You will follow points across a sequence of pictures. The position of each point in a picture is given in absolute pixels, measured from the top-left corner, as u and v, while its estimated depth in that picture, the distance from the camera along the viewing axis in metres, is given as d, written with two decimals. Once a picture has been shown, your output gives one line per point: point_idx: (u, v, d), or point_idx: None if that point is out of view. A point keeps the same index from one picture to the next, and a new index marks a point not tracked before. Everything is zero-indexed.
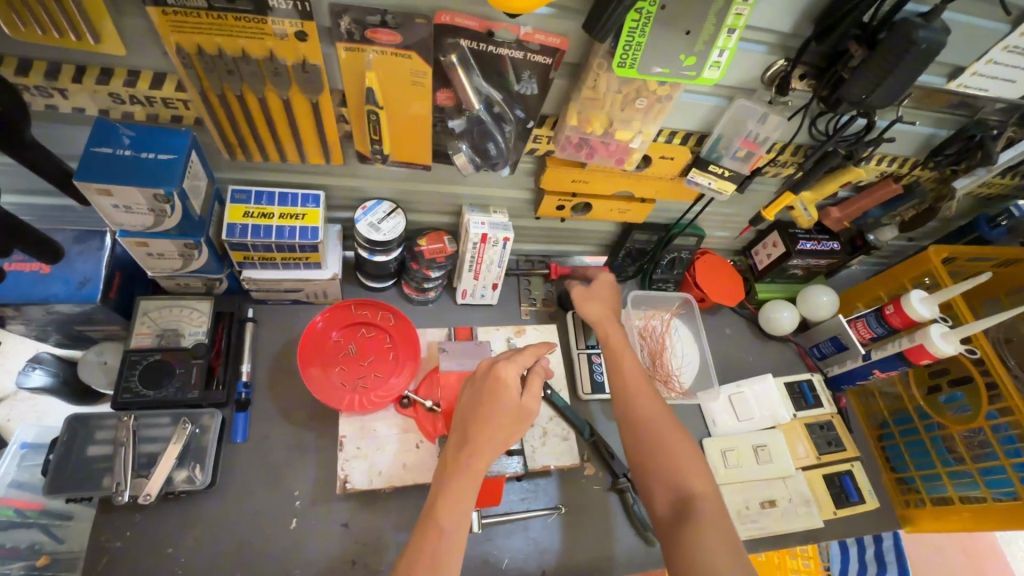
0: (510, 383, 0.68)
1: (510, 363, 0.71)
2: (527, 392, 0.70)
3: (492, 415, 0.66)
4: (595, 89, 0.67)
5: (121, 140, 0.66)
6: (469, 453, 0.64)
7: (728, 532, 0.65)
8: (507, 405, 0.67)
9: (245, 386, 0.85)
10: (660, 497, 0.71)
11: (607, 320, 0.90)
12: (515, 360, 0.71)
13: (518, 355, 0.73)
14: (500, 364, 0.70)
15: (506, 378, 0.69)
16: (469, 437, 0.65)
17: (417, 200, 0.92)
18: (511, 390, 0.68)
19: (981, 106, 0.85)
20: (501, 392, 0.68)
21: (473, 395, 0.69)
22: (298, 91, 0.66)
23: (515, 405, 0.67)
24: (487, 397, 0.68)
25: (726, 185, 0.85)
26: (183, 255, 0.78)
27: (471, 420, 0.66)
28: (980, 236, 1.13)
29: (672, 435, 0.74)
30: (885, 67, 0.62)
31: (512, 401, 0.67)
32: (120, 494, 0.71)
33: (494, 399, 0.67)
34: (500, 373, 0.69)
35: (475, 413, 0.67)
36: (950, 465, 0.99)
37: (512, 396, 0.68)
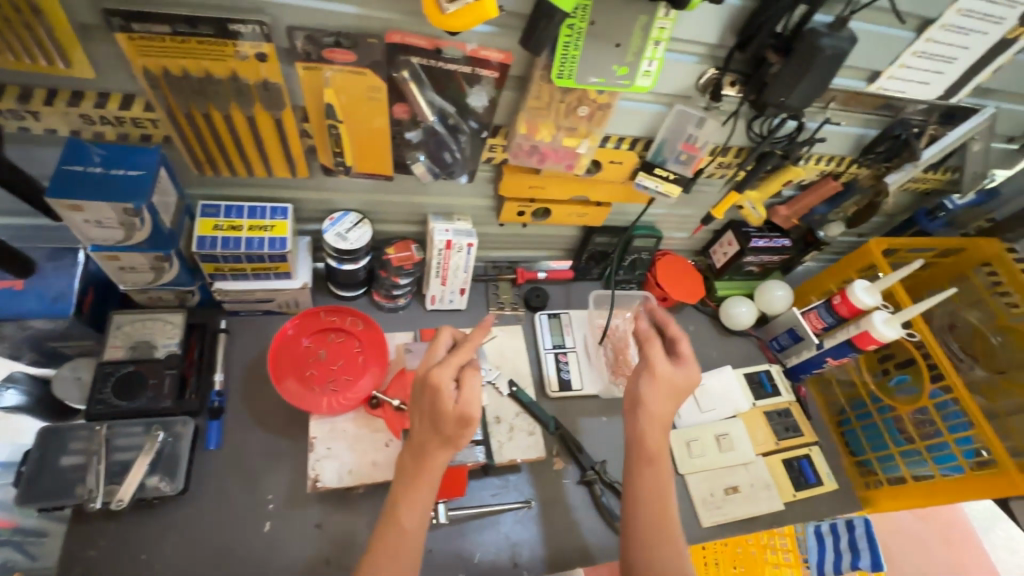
0: (444, 391, 0.67)
1: (443, 367, 0.69)
2: (465, 390, 0.68)
3: (435, 424, 0.68)
4: (539, 99, 0.72)
5: (92, 158, 0.69)
6: (424, 456, 0.68)
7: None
8: (448, 421, 0.67)
9: (219, 394, 0.87)
10: None
11: (663, 427, 0.77)
12: (449, 364, 0.70)
13: (450, 357, 0.71)
14: (433, 370, 0.69)
15: (439, 386, 0.67)
16: (421, 442, 0.69)
17: (384, 210, 0.96)
18: (446, 396, 0.67)
19: (902, 107, 0.93)
20: (438, 400, 0.67)
21: (418, 402, 0.70)
22: (262, 108, 0.70)
23: (452, 411, 0.67)
24: (430, 406, 0.68)
25: (672, 189, 0.91)
26: (154, 267, 0.80)
27: (422, 426, 0.69)
28: (922, 227, 1.22)
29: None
30: (799, 73, 0.68)
31: (450, 410, 0.67)
32: (93, 500, 0.73)
33: (433, 408, 0.68)
34: (431, 379, 0.68)
35: (424, 419, 0.69)
36: (902, 445, 1.05)
37: (447, 401, 0.67)
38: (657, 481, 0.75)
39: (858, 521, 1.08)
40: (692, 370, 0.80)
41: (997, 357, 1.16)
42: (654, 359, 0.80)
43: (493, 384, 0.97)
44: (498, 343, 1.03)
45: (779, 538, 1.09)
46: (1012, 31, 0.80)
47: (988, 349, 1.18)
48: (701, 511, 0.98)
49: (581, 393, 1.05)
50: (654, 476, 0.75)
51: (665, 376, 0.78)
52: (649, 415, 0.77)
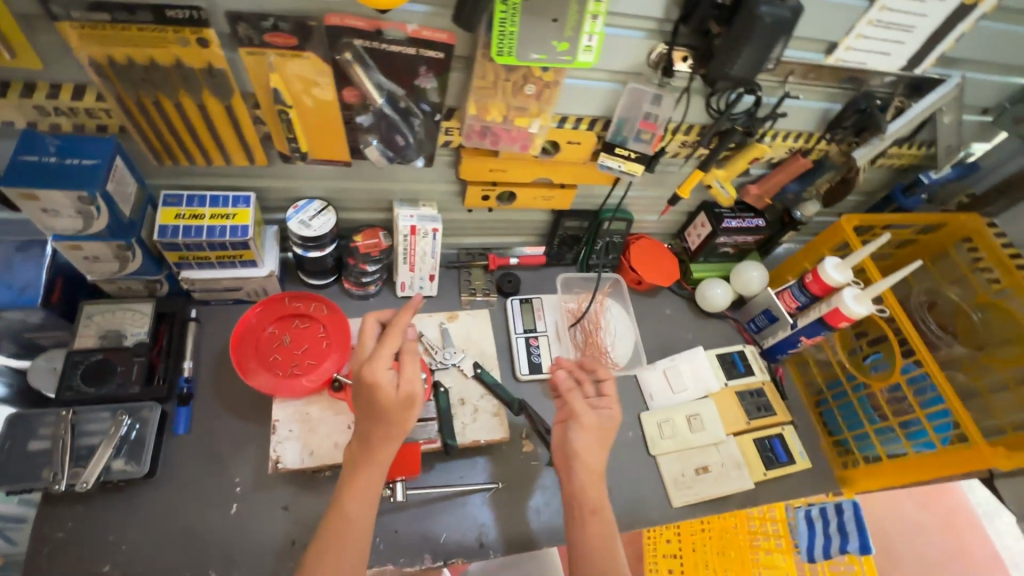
0: (383, 382, 0.68)
1: (379, 360, 0.70)
2: (404, 379, 0.70)
3: (378, 416, 0.69)
4: (485, 78, 0.73)
5: (47, 148, 0.71)
6: (371, 448, 0.70)
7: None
8: (391, 412, 0.68)
9: (187, 380, 0.89)
10: None
11: (597, 470, 0.76)
12: (381, 356, 0.70)
13: (382, 349, 0.71)
14: (368, 364, 0.69)
15: (377, 379, 0.68)
16: (365, 435, 0.70)
17: (349, 198, 0.97)
18: (384, 387, 0.68)
19: (866, 79, 0.91)
20: (378, 392, 0.68)
21: (358, 398, 0.71)
22: (211, 96, 0.71)
23: (394, 399, 0.68)
24: (371, 400, 0.69)
25: (634, 167, 0.90)
26: (119, 257, 0.82)
27: (366, 419, 0.70)
28: (899, 204, 1.19)
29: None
30: (740, 42, 0.68)
31: (392, 399, 0.68)
32: (57, 482, 0.75)
33: (372, 401, 0.69)
34: (368, 374, 0.68)
35: (366, 412, 0.70)
36: (877, 423, 1.04)
37: (387, 393, 0.68)
38: (598, 527, 0.72)
39: (846, 503, 0.95)
40: (617, 410, 0.81)
41: (977, 333, 1.14)
42: (578, 410, 0.80)
43: (458, 367, 0.98)
44: (465, 326, 1.04)
45: (769, 522, 1.05)
46: None
47: (969, 326, 1.15)
48: (672, 491, 0.98)
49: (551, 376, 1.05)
50: (595, 523, 0.73)
51: (590, 424, 0.79)
52: (581, 459, 0.77)
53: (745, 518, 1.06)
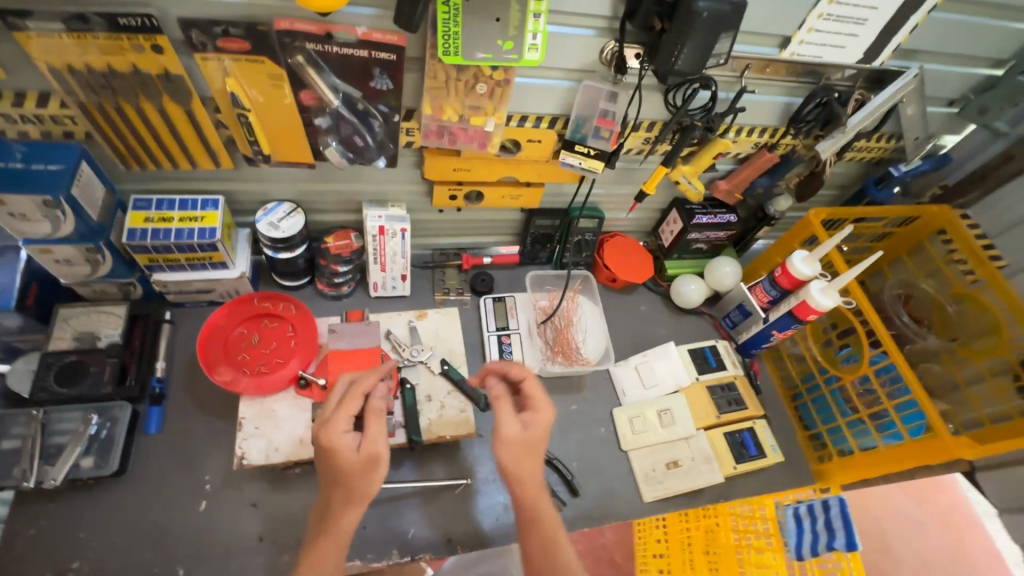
0: (342, 446, 0.67)
1: (337, 423, 0.68)
2: (366, 441, 0.68)
3: (339, 479, 0.67)
4: (436, 78, 0.75)
5: (13, 154, 0.74)
6: (333, 513, 0.67)
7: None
8: (353, 475, 0.67)
9: (159, 380, 0.91)
10: None
11: (535, 484, 0.72)
12: (338, 419, 0.68)
13: (340, 410, 0.70)
14: (325, 428, 0.68)
15: (335, 444, 0.67)
16: (328, 501, 0.68)
17: (318, 201, 0.99)
18: (344, 450, 0.67)
19: (826, 73, 0.92)
20: (337, 457, 0.67)
21: (320, 463, 0.69)
22: (170, 101, 0.73)
23: (356, 462, 0.67)
24: (332, 466, 0.67)
25: (594, 164, 0.91)
26: (89, 260, 0.84)
27: (328, 482, 0.68)
28: (872, 198, 1.18)
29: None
30: (682, 37, 0.69)
31: (353, 461, 0.67)
32: (27, 480, 0.77)
33: (331, 465, 0.67)
34: (326, 439, 0.67)
35: (327, 476, 0.68)
36: (848, 416, 1.03)
37: (347, 456, 0.66)
38: (544, 552, 0.69)
39: (832, 499, 0.92)
40: (542, 414, 0.75)
41: (953, 325, 1.13)
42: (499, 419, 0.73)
43: (425, 364, 0.99)
44: (434, 324, 1.05)
45: (759, 520, 1.03)
46: None
47: (944, 318, 1.14)
48: (642, 486, 0.99)
49: None
50: (540, 541, 0.70)
51: (520, 437, 0.72)
52: (521, 482, 0.71)
53: (732, 516, 1.04)
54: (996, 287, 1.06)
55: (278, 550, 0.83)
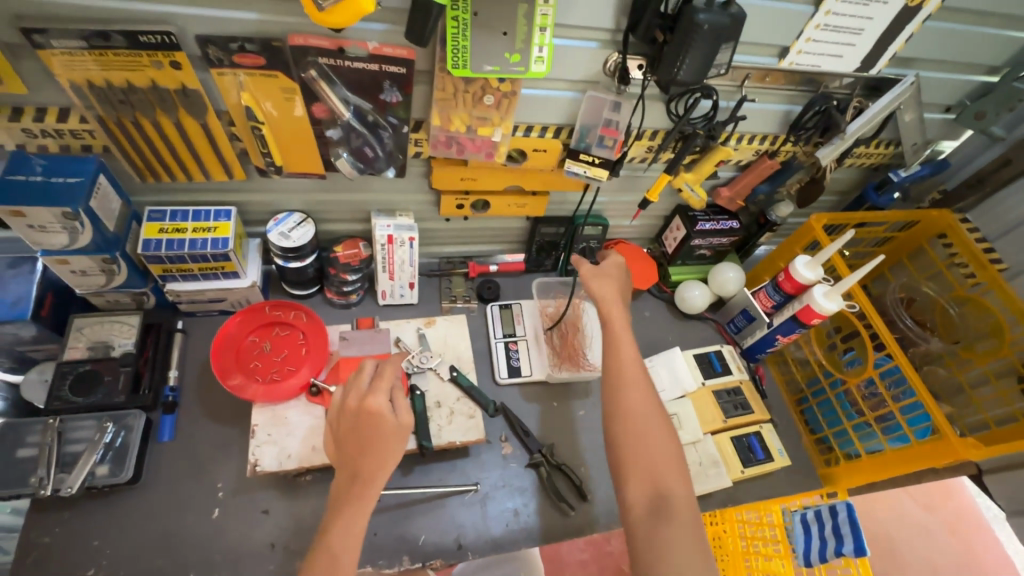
0: (383, 412, 0.70)
1: (378, 392, 0.72)
2: (402, 410, 0.72)
3: (374, 445, 0.68)
4: (444, 90, 0.77)
5: (34, 168, 0.75)
6: (360, 485, 0.67)
7: (696, 531, 0.71)
8: (393, 439, 0.69)
9: (172, 389, 0.92)
10: (638, 477, 0.75)
11: (612, 298, 0.94)
12: (381, 389, 0.72)
13: (379, 383, 0.73)
14: (369, 396, 0.71)
15: (379, 409, 0.70)
16: (356, 469, 0.67)
17: (328, 210, 1.00)
18: (388, 415, 0.70)
19: (824, 81, 0.94)
20: (378, 421, 0.69)
21: (350, 433, 0.70)
22: (186, 114, 0.75)
23: (399, 426, 0.70)
24: (368, 431, 0.69)
25: (599, 172, 0.94)
26: (105, 270, 0.86)
27: (357, 451, 0.68)
28: (871, 203, 1.19)
29: (655, 431, 0.78)
30: (684, 49, 0.71)
31: (396, 426, 0.70)
32: (43, 488, 0.78)
33: (371, 432, 0.69)
34: (372, 404, 0.70)
35: (359, 443, 0.69)
36: (855, 418, 1.04)
37: (389, 421, 0.69)
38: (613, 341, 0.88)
39: (840, 503, 0.85)
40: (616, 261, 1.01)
41: (956, 328, 1.14)
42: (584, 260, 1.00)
43: (434, 370, 1.00)
44: (441, 332, 1.06)
45: (767, 528, 0.96)
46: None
47: (946, 321, 1.15)
48: None
49: (530, 379, 1.07)
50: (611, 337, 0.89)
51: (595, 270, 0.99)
52: (604, 298, 0.94)
53: (742, 523, 1.00)
54: (996, 288, 1.07)
55: (291, 557, 0.83)
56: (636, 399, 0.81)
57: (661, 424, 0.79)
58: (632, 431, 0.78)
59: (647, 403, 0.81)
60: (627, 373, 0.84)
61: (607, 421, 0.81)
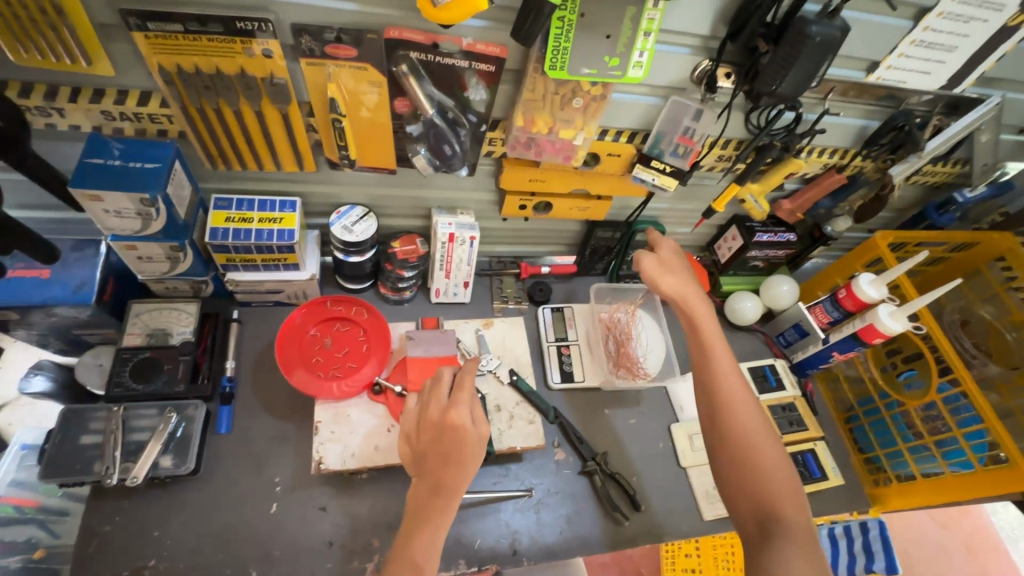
0: (467, 425, 0.71)
1: (462, 405, 0.73)
2: (480, 423, 0.73)
3: (458, 459, 0.70)
4: (534, 91, 0.76)
5: (112, 152, 0.74)
6: (445, 498, 0.68)
7: (815, 555, 0.67)
8: (474, 453, 0.70)
9: (229, 380, 0.91)
10: (747, 497, 0.73)
11: (698, 305, 0.90)
12: (463, 402, 0.73)
13: (461, 395, 0.74)
14: (452, 409, 0.72)
15: (464, 423, 0.71)
16: (440, 483, 0.69)
17: (389, 204, 0.98)
18: (473, 430, 0.71)
19: (905, 97, 0.92)
20: (462, 435, 0.70)
21: (435, 444, 0.71)
22: (269, 103, 0.73)
23: (481, 440, 0.71)
24: (452, 445, 0.70)
25: (668, 181, 0.91)
26: (170, 257, 0.85)
27: (440, 465, 0.70)
28: (931, 222, 1.18)
29: (761, 443, 0.76)
30: (789, 61, 0.70)
31: (479, 439, 0.71)
32: (109, 477, 0.77)
33: (456, 446, 0.70)
34: (458, 419, 0.71)
35: (443, 456, 0.70)
36: (911, 441, 1.03)
37: (474, 433, 0.71)
38: (709, 355, 0.84)
39: (872, 523, 1.10)
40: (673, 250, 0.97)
41: (1012, 353, 1.11)
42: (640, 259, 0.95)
43: (494, 373, 1.01)
44: (500, 334, 1.06)
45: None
46: (1015, 18, 0.79)
47: (1002, 345, 1.13)
48: (704, 504, 0.99)
49: (582, 385, 1.06)
50: (706, 351, 0.85)
51: (659, 263, 0.95)
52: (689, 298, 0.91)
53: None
54: None
55: (350, 556, 0.83)
56: (739, 415, 0.78)
57: (768, 442, 0.76)
58: (737, 443, 0.76)
59: (751, 414, 0.78)
60: (723, 381, 0.81)
61: (710, 436, 0.79)
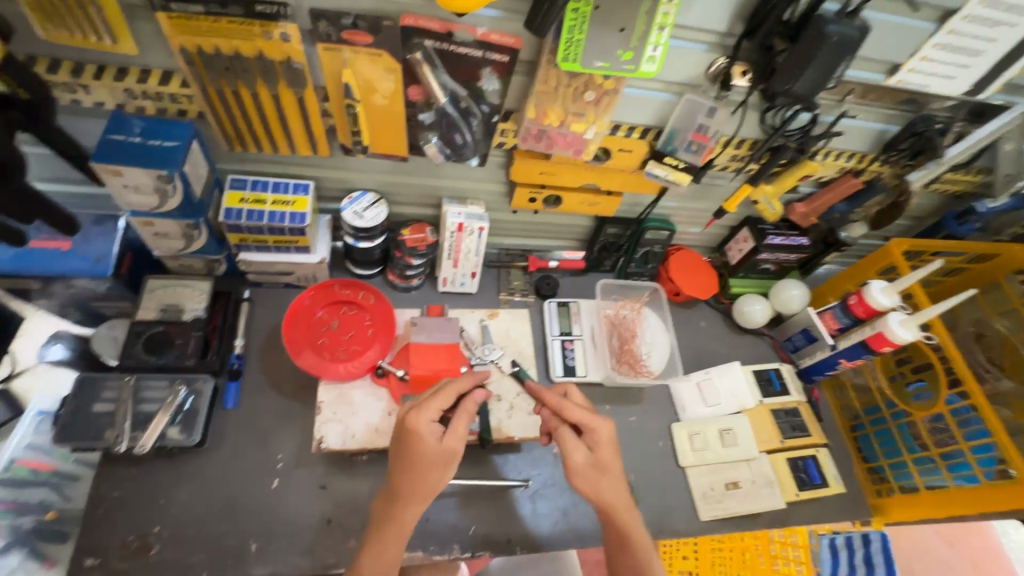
0: (426, 434, 0.70)
1: (422, 411, 0.71)
2: (448, 435, 0.71)
3: (411, 465, 0.70)
4: (547, 83, 0.76)
5: (132, 129, 0.76)
6: (399, 506, 0.70)
7: None
8: (426, 463, 0.69)
9: (238, 357, 0.93)
10: None
11: (624, 510, 0.75)
12: (430, 406, 0.72)
13: (432, 400, 0.73)
14: (411, 414, 0.72)
15: (419, 430, 0.70)
16: (395, 488, 0.71)
17: (400, 192, 0.99)
18: (427, 438, 0.70)
19: (927, 102, 0.90)
20: (418, 441, 0.70)
21: (397, 443, 0.72)
22: (286, 87, 0.75)
23: (435, 451, 0.69)
24: (408, 450, 0.70)
25: (682, 177, 0.91)
26: (185, 235, 0.87)
27: (397, 465, 0.71)
28: (949, 232, 1.15)
29: None
30: (805, 60, 0.70)
31: (432, 452, 0.69)
32: (119, 444, 0.79)
33: (409, 448, 0.70)
34: (413, 423, 0.70)
35: (400, 459, 0.71)
36: (915, 452, 1.01)
37: (427, 444, 0.69)
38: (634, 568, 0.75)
39: (873, 533, 1.03)
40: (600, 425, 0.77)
41: None
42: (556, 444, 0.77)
43: (495, 363, 1.02)
44: (504, 324, 1.07)
45: (791, 547, 1.02)
46: None
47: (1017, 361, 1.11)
48: (701, 504, 0.99)
49: (584, 379, 1.06)
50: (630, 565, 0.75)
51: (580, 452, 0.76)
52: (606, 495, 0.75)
53: (768, 539, 1.02)
54: None
55: (346, 534, 0.84)
56: None
57: None
58: None
59: None
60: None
61: None
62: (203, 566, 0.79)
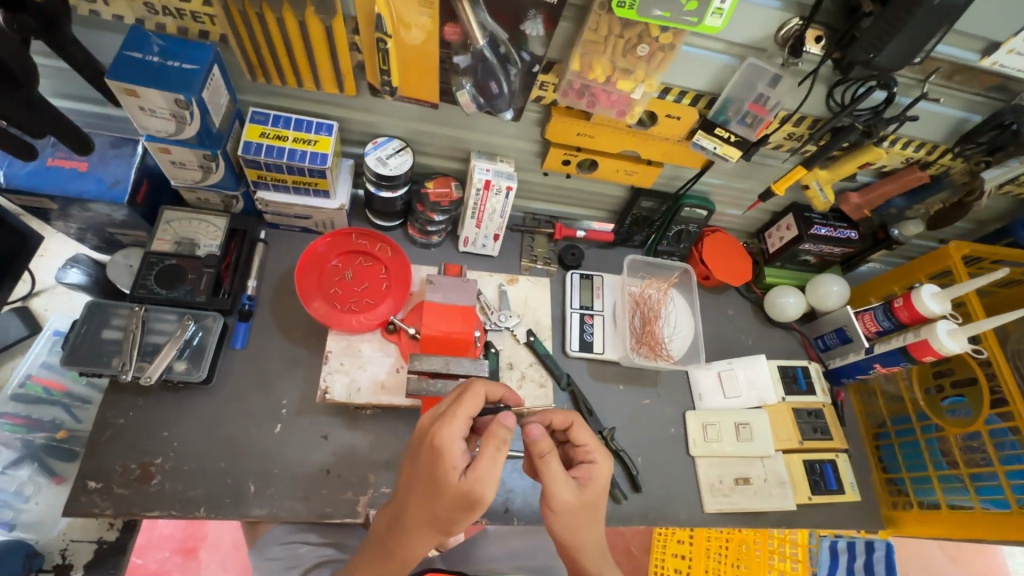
0: (451, 456, 0.60)
1: (450, 431, 0.61)
2: (472, 469, 0.60)
3: (433, 492, 0.62)
4: (596, 31, 0.69)
5: (151, 47, 0.72)
6: (404, 527, 0.64)
7: None
8: (448, 494, 0.60)
9: (250, 297, 0.91)
10: None
11: (596, 559, 0.68)
12: (457, 419, 0.62)
13: (462, 417, 0.63)
14: (437, 430, 0.61)
15: (445, 452, 0.61)
16: (405, 508, 0.64)
17: (427, 141, 0.94)
18: (450, 463, 0.60)
19: (1018, 90, 0.80)
20: (440, 464, 0.60)
21: (418, 453, 0.64)
22: (313, 13, 0.69)
23: (455, 484, 0.60)
24: (428, 468, 0.62)
25: (730, 151, 0.84)
26: (203, 166, 0.83)
27: (417, 485, 0.63)
28: (1015, 240, 1.05)
29: None
30: (893, 27, 0.62)
31: (454, 484, 0.60)
32: (125, 372, 0.79)
33: (432, 470, 0.61)
34: (437, 442, 0.61)
35: (418, 475, 0.63)
36: (942, 468, 0.96)
37: (448, 471, 0.60)
38: None
39: (878, 542, 1.02)
40: (599, 466, 0.71)
41: None
42: (550, 485, 0.67)
43: (511, 331, 0.98)
44: (523, 291, 1.03)
45: (789, 544, 1.06)
46: None
47: None
48: (707, 497, 0.96)
49: (600, 356, 1.02)
50: None
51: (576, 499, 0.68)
52: (580, 552, 0.68)
53: (766, 536, 1.08)
54: None
55: (343, 485, 0.84)
56: None
57: None
58: None
59: None
60: None
61: None
62: (201, 500, 0.79)
